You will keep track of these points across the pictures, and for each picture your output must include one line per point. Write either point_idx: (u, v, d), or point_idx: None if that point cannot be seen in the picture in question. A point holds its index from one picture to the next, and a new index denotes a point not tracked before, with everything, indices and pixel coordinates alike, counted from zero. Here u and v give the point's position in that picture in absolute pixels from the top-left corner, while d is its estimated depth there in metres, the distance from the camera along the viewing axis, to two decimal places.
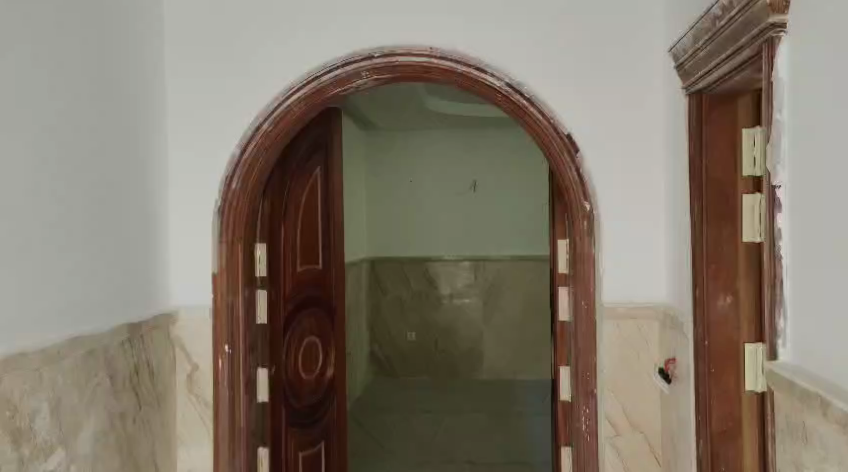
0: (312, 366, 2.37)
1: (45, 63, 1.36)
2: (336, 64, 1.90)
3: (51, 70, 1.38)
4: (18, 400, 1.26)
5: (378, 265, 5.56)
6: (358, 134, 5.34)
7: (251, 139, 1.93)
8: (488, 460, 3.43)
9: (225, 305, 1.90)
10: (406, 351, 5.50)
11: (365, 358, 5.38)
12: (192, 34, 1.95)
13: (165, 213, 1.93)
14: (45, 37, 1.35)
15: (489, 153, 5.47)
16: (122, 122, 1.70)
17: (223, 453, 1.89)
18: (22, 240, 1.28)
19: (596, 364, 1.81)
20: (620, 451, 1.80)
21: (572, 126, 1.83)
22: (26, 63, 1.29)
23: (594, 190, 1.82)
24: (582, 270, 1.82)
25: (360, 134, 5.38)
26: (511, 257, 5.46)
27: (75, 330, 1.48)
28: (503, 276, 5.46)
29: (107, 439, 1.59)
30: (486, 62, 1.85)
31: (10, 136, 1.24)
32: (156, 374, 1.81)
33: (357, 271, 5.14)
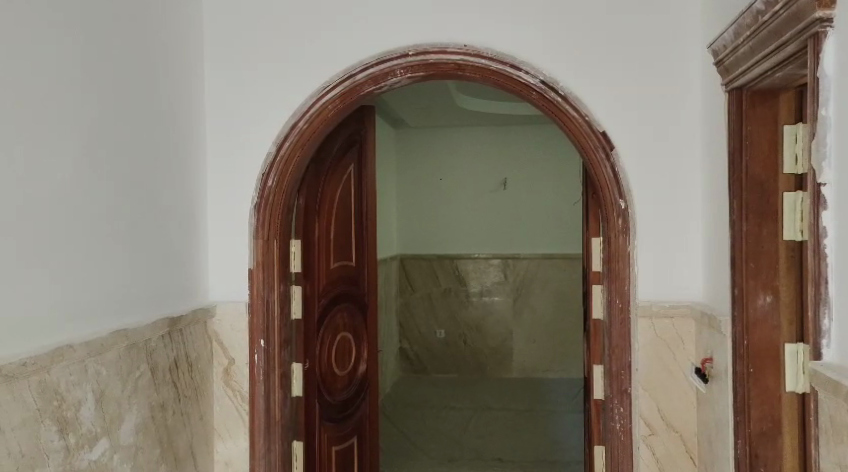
0: (345, 362, 2.39)
1: (77, 63, 1.38)
2: (370, 63, 1.92)
3: (83, 69, 1.40)
4: (63, 391, 1.31)
5: (406, 262, 5.59)
6: (388, 132, 5.37)
7: (287, 136, 1.95)
8: (517, 459, 3.42)
9: (261, 301, 1.93)
10: (432, 349, 5.51)
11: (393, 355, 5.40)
12: (229, 33, 1.98)
13: (203, 210, 1.96)
14: (76, 38, 1.38)
15: (516, 152, 5.47)
16: (161, 119, 1.73)
17: (259, 446, 1.92)
18: (53, 238, 1.31)
19: (631, 363, 1.79)
20: (654, 451, 1.79)
21: (607, 124, 1.82)
22: (56, 62, 1.32)
23: (629, 188, 1.81)
24: (617, 268, 1.81)
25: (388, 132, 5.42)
26: (537, 257, 5.43)
27: (118, 325, 1.53)
28: (529, 275, 5.43)
29: (148, 430, 1.62)
30: (520, 60, 1.85)
31: (43, 133, 1.28)
32: (195, 367, 1.85)
33: (386, 268, 5.16)
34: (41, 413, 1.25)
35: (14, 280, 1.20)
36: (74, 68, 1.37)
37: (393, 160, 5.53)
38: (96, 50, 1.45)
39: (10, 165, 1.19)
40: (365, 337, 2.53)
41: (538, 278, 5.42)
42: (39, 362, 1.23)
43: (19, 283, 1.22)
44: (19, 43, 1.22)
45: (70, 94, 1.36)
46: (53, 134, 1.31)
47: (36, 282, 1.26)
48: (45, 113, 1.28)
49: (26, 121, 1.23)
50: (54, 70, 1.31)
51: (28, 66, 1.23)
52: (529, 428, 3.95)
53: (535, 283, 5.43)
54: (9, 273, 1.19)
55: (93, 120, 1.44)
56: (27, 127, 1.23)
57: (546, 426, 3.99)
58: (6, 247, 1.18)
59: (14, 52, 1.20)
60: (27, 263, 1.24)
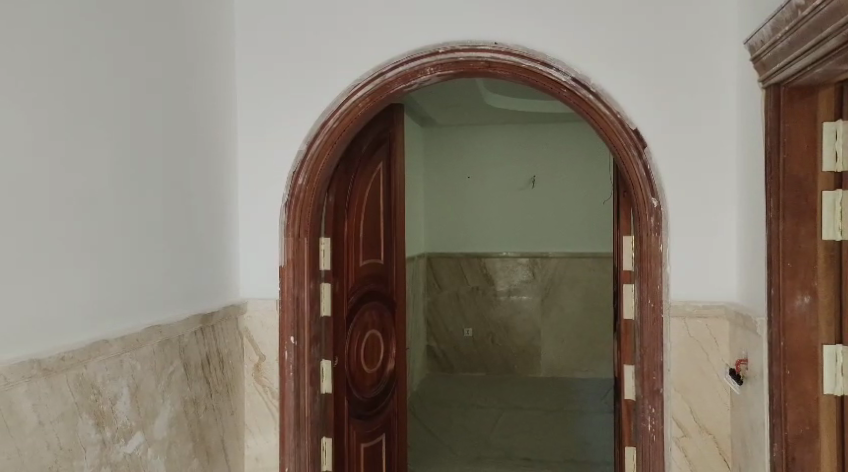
0: (374, 359, 2.40)
1: (111, 63, 1.40)
2: (401, 61, 1.92)
3: (116, 69, 1.42)
4: (99, 385, 1.34)
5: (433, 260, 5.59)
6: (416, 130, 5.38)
7: (317, 135, 1.96)
8: (546, 459, 3.40)
9: (291, 298, 1.95)
10: (458, 347, 5.51)
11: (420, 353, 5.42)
12: (260, 33, 2.00)
13: (234, 208, 1.98)
14: (108, 38, 1.40)
15: (543, 150, 5.44)
16: (193, 118, 1.76)
17: (289, 442, 1.94)
18: (87, 235, 1.33)
19: (663, 363, 1.77)
20: (687, 453, 1.76)
21: (639, 122, 1.80)
22: (89, 62, 1.34)
23: (661, 186, 1.79)
24: (649, 267, 1.79)
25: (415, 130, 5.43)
26: (562, 256, 5.39)
27: (151, 320, 1.55)
28: (555, 274, 5.40)
29: (181, 425, 1.64)
30: (551, 57, 1.83)
31: (77, 131, 1.30)
32: (226, 363, 1.87)
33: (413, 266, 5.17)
34: (78, 406, 1.27)
35: (48, 277, 1.22)
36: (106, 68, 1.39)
37: (421, 157, 5.54)
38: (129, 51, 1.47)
39: (44, 164, 1.21)
40: (393, 335, 2.54)
41: (564, 277, 5.39)
42: (76, 356, 1.26)
43: (53, 279, 1.24)
44: (52, 43, 1.23)
45: (106, 94, 1.39)
46: (86, 133, 1.33)
47: (69, 278, 1.28)
48: (77, 113, 1.30)
49: (59, 121, 1.25)
50: (88, 71, 1.33)
51: (63, 67, 1.26)
52: (556, 427, 3.93)
53: (562, 283, 5.39)
54: (43, 269, 1.21)
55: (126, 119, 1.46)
56: (60, 127, 1.25)
57: (573, 426, 3.96)
58: (39, 244, 1.20)
59: (50, 53, 1.22)
60: (61, 260, 1.26)
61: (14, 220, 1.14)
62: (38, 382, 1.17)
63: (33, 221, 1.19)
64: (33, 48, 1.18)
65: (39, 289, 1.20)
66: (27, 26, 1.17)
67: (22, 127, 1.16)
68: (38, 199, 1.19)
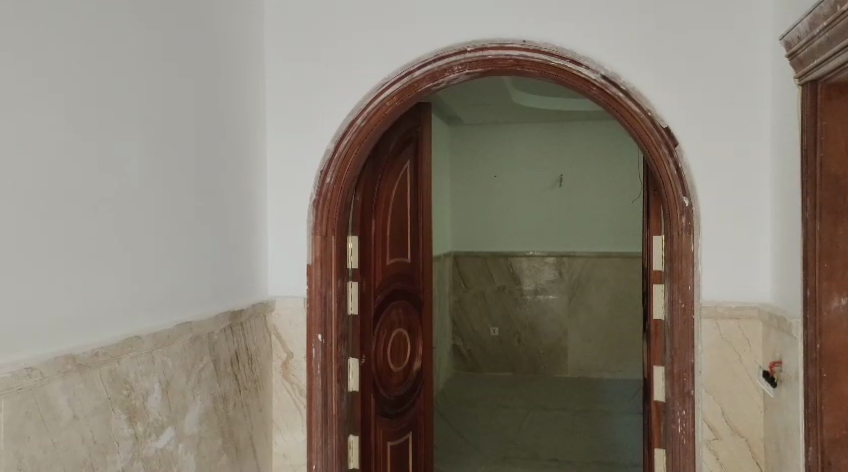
0: (401, 358, 2.40)
1: (142, 64, 1.42)
2: (429, 58, 1.91)
3: (147, 70, 1.44)
4: (132, 380, 1.36)
5: (459, 259, 5.58)
6: (443, 129, 5.37)
7: (345, 134, 1.97)
8: (572, 459, 3.38)
9: (319, 296, 1.96)
10: (482, 347, 5.50)
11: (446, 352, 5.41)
12: (289, 33, 2.01)
13: (263, 206, 2.00)
14: (140, 40, 1.41)
15: (567, 148, 5.40)
16: (222, 118, 1.77)
17: (316, 439, 1.95)
18: (119, 233, 1.35)
19: (694, 365, 1.75)
20: (719, 456, 1.73)
21: (670, 120, 1.77)
22: (122, 62, 1.36)
23: (693, 185, 1.76)
24: (680, 267, 1.77)
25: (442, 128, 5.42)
26: (587, 256, 5.35)
27: (182, 318, 1.57)
28: (579, 274, 5.36)
29: (210, 421, 1.66)
30: (580, 55, 1.82)
31: (109, 131, 1.32)
32: (255, 360, 1.88)
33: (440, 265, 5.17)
34: (112, 401, 1.29)
35: (80, 277, 1.24)
36: (137, 69, 1.40)
37: (447, 156, 5.54)
38: (159, 52, 1.48)
39: (76, 164, 1.22)
40: (420, 332, 2.54)
41: (590, 277, 5.34)
42: (109, 352, 1.28)
43: (84, 278, 1.25)
44: (85, 43, 1.25)
45: (137, 94, 1.40)
46: (117, 133, 1.34)
47: (101, 276, 1.30)
48: (108, 113, 1.31)
49: (92, 120, 1.27)
50: (120, 71, 1.35)
51: (95, 67, 1.27)
52: (583, 428, 3.91)
53: (587, 282, 5.35)
54: (75, 268, 1.23)
55: (156, 118, 1.47)
56: (91, 128, 1.27)
57: (600, 427, 3.92)
58: (71, 242, 1.22)
59: (83, 53, 1.24)
60: (93, 258, 1.28)
61: (46, 219, 1.15)
62: (73, 377, 1.19)
63: (67, 220, 1.21)
64: (67, 49, 1.20)
65: (71, 286, 1.22)
66: (59, 28, 1.18)
67: (54, 128, 1.17)
68: (72, 198, 1.22)
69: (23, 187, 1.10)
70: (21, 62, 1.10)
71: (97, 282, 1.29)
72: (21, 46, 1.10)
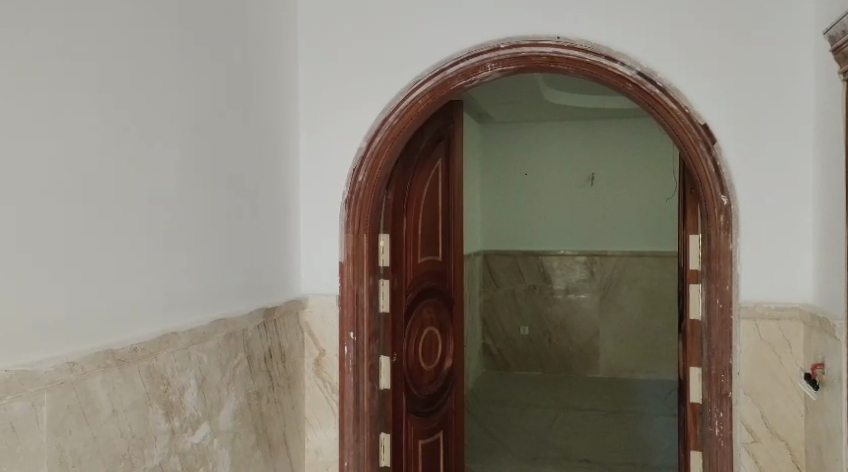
0: (432, 356, 2.40)
1: (178, 63, 1.44)
2: (462, 56, 1.91)
3: (184, 69, 1.46)
4: (169, 375, 1.37)
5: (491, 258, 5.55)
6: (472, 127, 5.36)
7: (378, 131, 1.97)
8: (605, 460, 3.35)
9: (351, 293, 1.96)
10: (513, 346, 5.48)
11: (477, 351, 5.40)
12: (321, 33, 2.02)
13: (297, 204, 2.01)
14: (176, 40, 1.43)
15: (596, 146, 5.36)
16: (257, 116, 1.79)
17: (349, 436, 1.96)
18: (156, 231, 1.37)
19: (732, 366, 1.72)
20: (758, 459, 1.70)
21: (707, 116, 1.74)
22: (159, 62, 1.37)
23: (731, 183, 1.73)
24: (718, 266, 1.73)
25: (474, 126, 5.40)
26: (619, 255, 5.29)
27: (217, 315, 1.59)
28: (611, 274, 5.31)
29: (245, 417, 1.68)
30: (615, 51, 1.79)
31: (146, 130, 1.33)
32: (287, 357, 1.89)
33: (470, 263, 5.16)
34: (150, 397, 1.31)
35: (120, 274, 1.26)
36: (171, 68, 1.42)
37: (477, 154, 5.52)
38: (194, 52, 1.50)
39: (115, 163, 1.24)
40: (451, 331, 2.54)
41: (621, 276, 5.29)
42: (147, 348, 1.30)
43: (122, 275, 1.27)
44: (125, 44, 1.27)
45: (173, 94, 1.42)
46: (153, 133, 1.36)
47: (140, 273, 1.32)
48: (143, 113, 1.32)
49: (130, 119, 1.29)
50: (157, 71, 1.37)
51: (134, 66, 1.30)
52: (618, 429, 3.86)
53: (618, 282, 5.30)
54: (115, 264, 1.25)
55: (192, 117, 1.49)
56: (126, 127, 1.27)
57: (635, 428, 3.88)
58: (110, 240, 1.23)
59: (122, 52, 1.26)
60: (131, 254, 1.29)
61: (86, 216, 1.17)
62: (112, 372, 1.20)
63: (105, 218, 1.22)
64: (107, 50, 1.22)
65: (109, 284, 1.23)
66: (93, 28, 1.19)
67: (91, 128, 1.18)
68: (112, 196, 1.24)
69: (62, 185, 1.11)
70: (53, 61, 1.10)
71: (135, 280, 1.31)
72: (63, 45, 1.11)
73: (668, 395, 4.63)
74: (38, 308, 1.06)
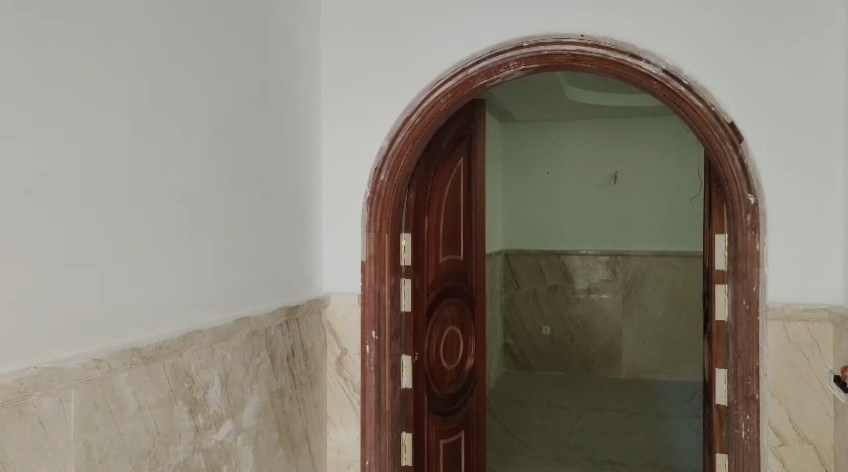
0: (453, 355, 2.40)
1: (204, 63, 1.45)
2: (485, 55, 1.90)
3: (210, 70, 1.47)
4: (194, 373, 1.38)
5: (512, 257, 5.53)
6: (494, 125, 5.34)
7: (400, 131, 1.97)
8: (628, 462, 3.33)
9: (373, 292, 1.96)
10: (534, 345, 5.46)
11: (498, 350, 5.39)
12: (345, 32, 2.02)
13: (319, 204, 2.02)
14: (203, 41, 1.44)
15: (618, 145, 5.31)
16: (280, 116, 1.80)
17: (370, 435, 1.96)
18: (183, 229, 1.38)
19: (759, 367, 1.69)
20: (785, 462, 1.68)
21: (735, 114, 1.71)
22: (185, 62, 1.38)
23: (759, 182, 1.70)
24: (744, 267, 1.71)
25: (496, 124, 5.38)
26: (643, 254, 5.25)
27: (241, 313, 1.60)
28: (635, 274, 5.27)
29: (268, 415, 1.69)
30: (640, 48, 1.77)
31: (173, 131, 1.35)
32: (310, 356, 1.90)
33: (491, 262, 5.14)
34: (175, 394, 1.32)
35: (148, 272, 1.28)
36: (197, 69, 1.43)
37: (499, 152, 5.50)
38: (219, 52, 1.51)
39: (143, 163, 1.26)
40: (472, 331, 2.53)
41: (646, 275, 5.25)
42: (172, 345, 1.31)
43: (150, 272, 1.28)
44: (154, 44, 1.28)
45: (199, 94, 1.43)
46: (178, 132, 1.36)
47: (167, 271, 1.33)
48: (169, 113, 1.33)
49: (159, 119, 1.30)
50: (183, 72, 1.38)
51: (163, 67, 1.31)
52: (641, 430, 3.83)
53: (642, 282, 5.26)
54: (143, 263, 1.26)
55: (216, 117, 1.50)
56: (154, 128, 1.29)
57: (658, 429, 3.84)
58: (138, 239, 1.24)
59: (152, 53, 1.27)
60: (157, 253, 1.30)
61: (114, 216, 1.18)
62: (138, 369, 1.22)
63: (134, 217, 1.23)
64: (137, 51, 1.23)
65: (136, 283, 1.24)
66: (123, 29, 1.19)
67: (121, 128, 1.19)
68: (141, 196, 1.25)
69: (92, 186, 1.12)
70: (83, 61, 1.10)
71: (162, 279, 1.32)
72: (96, 46, 1.13)
73: (691, 397, 4.58)
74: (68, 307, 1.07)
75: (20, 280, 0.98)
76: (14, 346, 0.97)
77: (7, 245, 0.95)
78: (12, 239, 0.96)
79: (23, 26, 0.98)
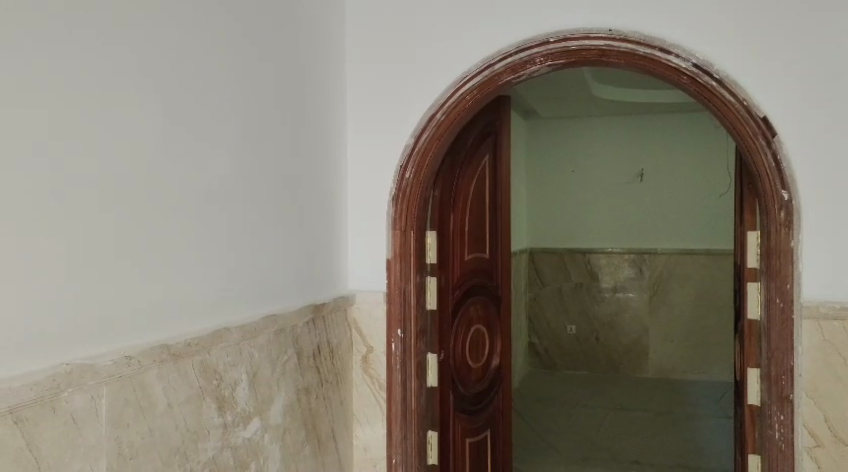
0: (478, 355, 2.39)
1: (231, 63, 1.45)
2: (511, 50, 1.88)
3: (238, 69, 1.48)
4: (221, 371, 1.39)
5: (536, 255, 5.50)
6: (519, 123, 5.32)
7: (426, 128, 1.96)
8: (656, 462, 3.29)
9: (398, 290, 1.96)
10: (558, 344, 5.43)
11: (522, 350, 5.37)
12: (370, 31, 2.02)
13: (344, 202, 2.01)
14: (229, 39, 1.44)
15: (641, 142, 5.27)
16: (305, 113, 1.79)
17: (396, 434, 1.95)
18: (210, 228, 1.38)
19: (793, 367, 1.65)
20: (820, 463, 1.65)
21: (768, 108, 1.68)
22: (211, 62, 1.38)
23: (792, 178, 1.66)
24: (777, 264, 1.68)
25: (520, 122, 5.36)
26: (669, 253, 5.19)
27: (267, 310, 1.61)
28: (663, 274, 5.22)
29: (294, 413, 1.69)
30: (670, 42, 1.75)
31: (197, 129, 1.34)
32: (336, 353, 1.90)
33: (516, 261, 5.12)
34: (203, 391, 1.32)
35: (175, 270, 1.28)
36: (218, 68, 1.41)
37: (523, 149, 5.48)
38: (246, 51, 1.51)
39: (168, 163, 1.25)
40: (498, 329, 2.52)
41: (675, 274, 5.19)
42: (200, 342, 1.32)
43: (177, 271, 1.28)
44: (177, 44, 1.27)
45: (225, 93, 1.43)
46: (202, 130, 1.35)
47: (194, 269, 1.33)
48: (192, 113, 1.32)
49: (182, 118, 1.29)
50: (208, 72, 1.37)
51: (188, 68, 1.30)
52: (669, 430, 3.79)
53: (669, 281, 5.21)
54: (170, 264, 1.26)
55: (242, 115, 1.49)
56: (178, 127, 1.28)
57: (686, 429, 3.80)
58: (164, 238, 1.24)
59: (175, 53, 1.26)
60: (182, 252, 1.30)
61: (138, 216, 1.17)
62: (167, 366, 1.22)
63: (159, 216, 1.23)
64: (161, 50, 1.23)
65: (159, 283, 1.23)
66: (146, 29, 1.19)
67: (145, 128, 1.19)
68: (166, 195, 1.25)
69: (115, 186, 1.11)
70: (83, 60, 1.04)
71: (189, 278, 1.32)
72: (118, 46, 1.12)
73: (720, 397, 4.53)
74: (85, 309, 1.05)
75: (44, 281, 0.97)
76: (14, 347, 0.92)
77: (24, 245, 0.94)
78: (10, 240, 0.92)
79: (22, 25, 0.94)
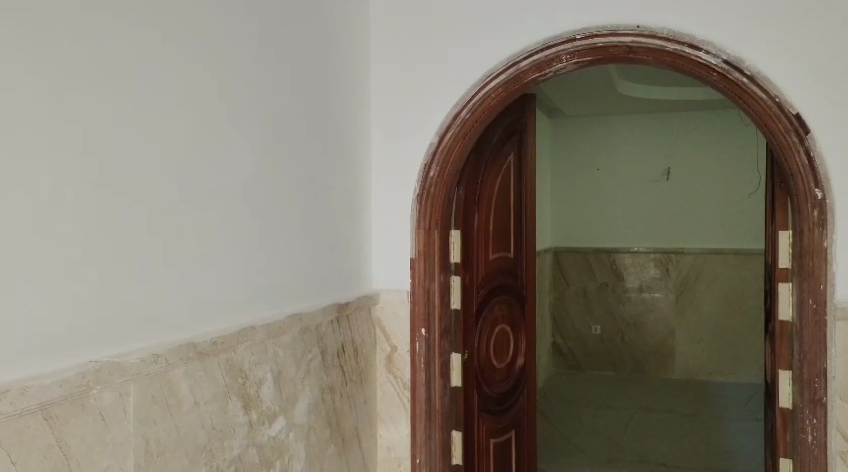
0: (503, 354, 2.37)
1: (255, 63, 1.45)
2: (537, 48, 1.86)
3: (261, 68, 1.47)
4: (247, 369, 1.39)
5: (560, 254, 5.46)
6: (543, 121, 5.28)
7: (451, 126, 1.95)
8: (683, 465, 3.25)
9: (422, 290, 1.95)
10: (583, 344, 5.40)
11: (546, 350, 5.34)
12: (392, 30, 2.02)
13: (368, 201, 2.01)
14: (253, 39, 1.44)
15: (664, 140, 5.21)
16: (329, 112, 1.79)
17: (420, 433, 1.95)
18: (235, 227, 1.39)
19: (827, 370, 1.62)
20: None
21: (801, 105, 1.64)
22: (235, 62, 1.38)
23: (827, 176, 1.62)
24: (810, 264, 1.64)
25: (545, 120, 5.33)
26: (695, 252, 5.12)
27: (292, 309, 1.61)
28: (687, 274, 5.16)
29: (319, 412, 1.69)
30: (699, 38, 1.72)
31: (221, 129, 1.34)
32: (359, 352, 1.90)
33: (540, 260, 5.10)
34: (228, 389, 1.33)
35: (202, 269, 1.28)
36: (241, 68, 1.41)
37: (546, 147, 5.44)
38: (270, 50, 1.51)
39: (192, 163, 1.25)
40: (522, 329, 2.50)
41: (701, 274, 5.12)
42: (226, 341, 1.32)
43: (204, 270, 1.29)
44: (201, 44, 1.28)
45: (249, 93, 1.43)
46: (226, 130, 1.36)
47: (220, 268, 1.34)
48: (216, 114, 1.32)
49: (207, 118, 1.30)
50: (232, 71, 1.37)
51: (211, 67, 1.30)
52: (697, 432, 3.76)
53: (696, 281, 5.14)
54: (197, 264, 1.27)
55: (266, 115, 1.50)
56: (203, 128, 1.28)
57: (713, 431, 3.76)
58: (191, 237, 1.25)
59: (199, 54, 1.27)
60: (207, 252, 1.30)
61: (165, 216, 1.18)
62: (194, 365, 1.23)
63: (185, 215, 1.23)
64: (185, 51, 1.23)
65: (185, 283, 1.23)
66: (171, 30, 1.19)
67: (170, 128, 1.19)
68: (192, 195, 1.25)
69: (142, 186, 1.12)
70: (95, 61, 1.02)
71: (216, 277, 1.33)
72: (143, 47, 1.12)
73: (752, 397, 4.49)
74: (111, 309, 1.06)
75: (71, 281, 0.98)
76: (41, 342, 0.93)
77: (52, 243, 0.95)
78: (39, 239, 0.92)
79: (49, 26, 0.94)
